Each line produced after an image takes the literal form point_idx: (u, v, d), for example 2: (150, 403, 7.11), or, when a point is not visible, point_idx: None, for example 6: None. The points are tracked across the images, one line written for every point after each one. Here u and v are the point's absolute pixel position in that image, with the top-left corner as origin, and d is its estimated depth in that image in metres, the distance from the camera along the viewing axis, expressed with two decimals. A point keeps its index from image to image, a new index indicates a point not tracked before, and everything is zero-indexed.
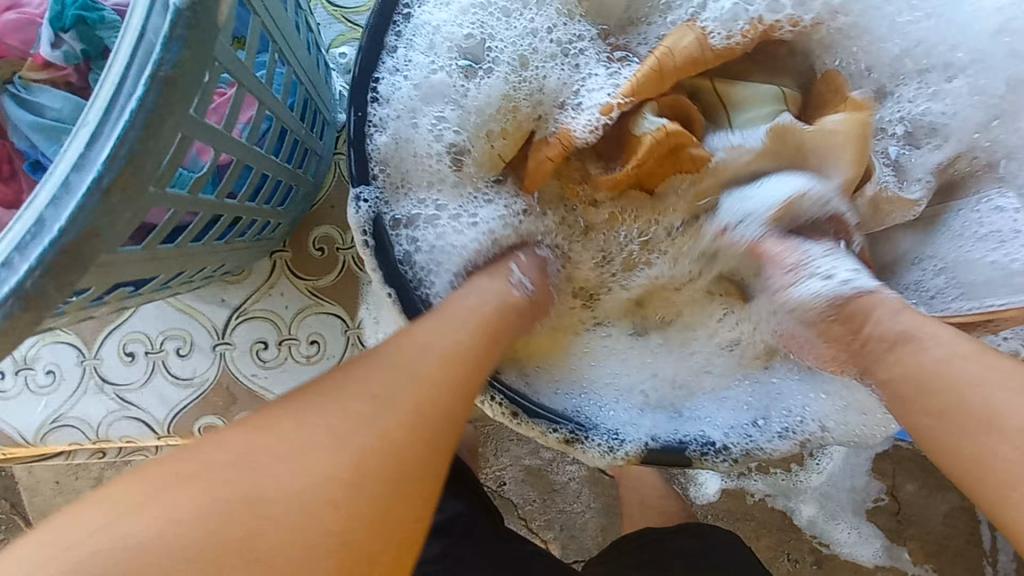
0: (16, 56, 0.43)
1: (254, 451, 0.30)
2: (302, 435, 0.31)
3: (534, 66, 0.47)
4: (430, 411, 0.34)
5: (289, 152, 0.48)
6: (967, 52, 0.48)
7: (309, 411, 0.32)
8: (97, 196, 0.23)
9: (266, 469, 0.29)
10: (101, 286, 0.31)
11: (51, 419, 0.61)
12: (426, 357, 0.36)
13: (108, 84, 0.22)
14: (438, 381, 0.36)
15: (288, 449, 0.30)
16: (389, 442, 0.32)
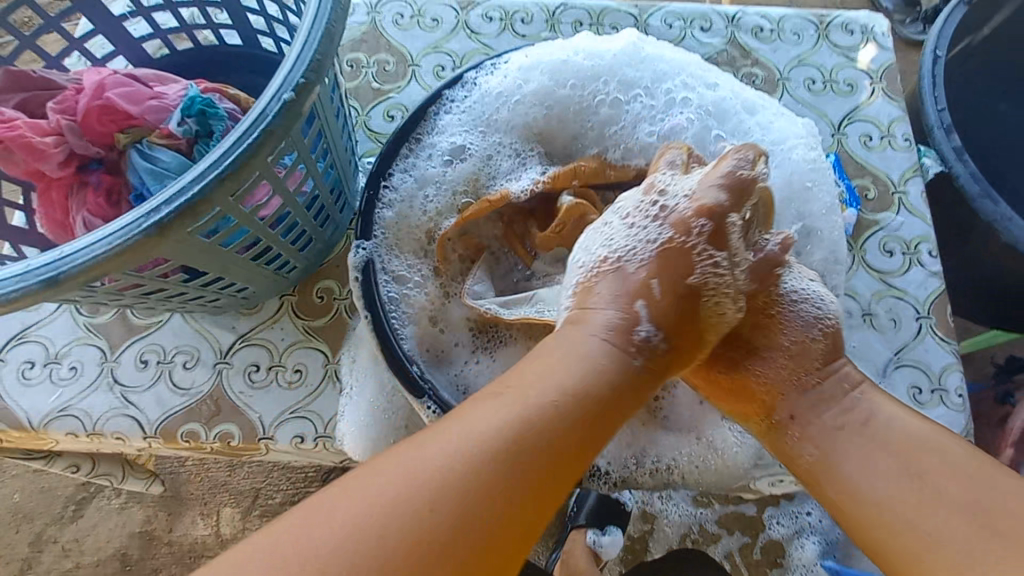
0: (149, 126, 0.63)
1: (393, 489, 0.36)
2: (410, 486, 0.36)
3: (494, 163, 0.66)
4: (546, 441, 0.40)
5: (316, 213, 0.65)
6: (787, 205, 0.64)
7: (427, 456, 0.38)
8: (215, 182, 0.37)
9: (401, 503, 0.36)
10: (176, 257, 0.46)
11: (58, 408, 0.71)
12: (547, 415, 0.41)
13: (240, 128, 0.38)
14: (552, 426, 0.41)
15: (418, 484, 0.36)
16: (531, 479, 0.38)
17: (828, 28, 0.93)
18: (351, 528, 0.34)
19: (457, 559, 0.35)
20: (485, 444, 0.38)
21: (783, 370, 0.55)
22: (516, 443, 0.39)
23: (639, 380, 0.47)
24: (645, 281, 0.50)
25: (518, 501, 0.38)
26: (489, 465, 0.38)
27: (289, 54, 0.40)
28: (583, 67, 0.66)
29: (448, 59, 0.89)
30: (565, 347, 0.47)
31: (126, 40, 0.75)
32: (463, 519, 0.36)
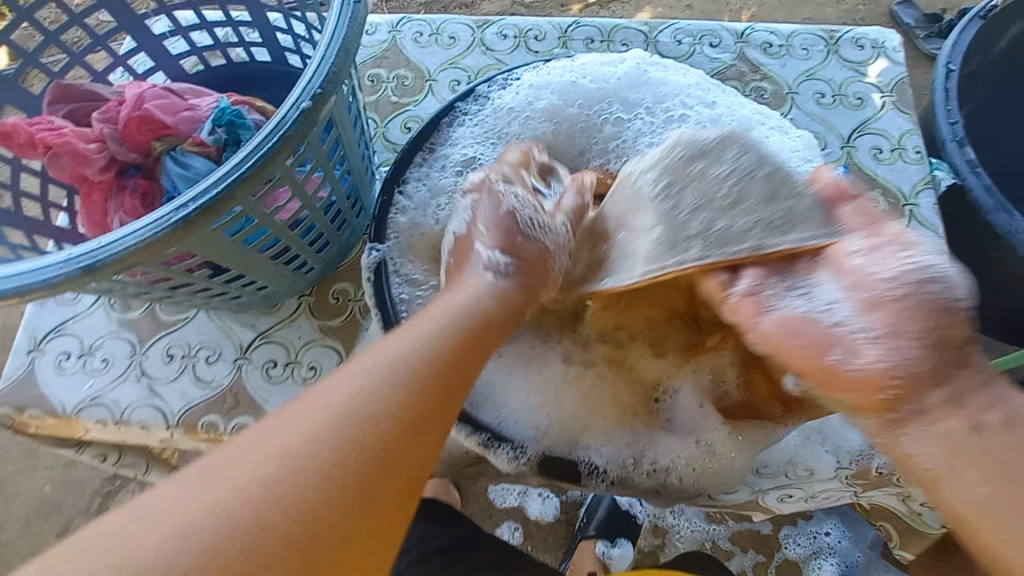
0: (183, 135, 0.67)
1: (248, 475, 0.33)
2: (282, 464, 0.34)
3: None
4: (368, 429, 0.37)
5: (333, 217, 0.69)
6: None
7: (266, 440, 0.35)
8: (237, 182, 0.41)
9: (275, 484, 0.33)
10: (199, 251, 0.49)
11: (90, 397, 0.75)
12: (379, 403, 0.38)
13: (261, 133, 0.42)
14: (298, 432, 0.35)
15: (280, 468, 0.34)
16: (367, 460, 0.36)
17: (838, 43, 0.94)
18: (251, 471, 0.33)
19: (369, 477, 0.35)
20: (306, 434, 0.35)
21: (791, 350, 0.57)
22: (402, 370, 0.41)
23: (504, 295, 0.51)
24: (490, 228, 0.54)
25: (414, 424, 0.39)
26: (363, 414, 0.37)
27: (308, 66, 0.43)
28: (589, 88, 0.69)
29: (464, 74, 0.93)
30: (455, 292, 0.51)
31: (164, 56, 0.81)
32: (370, 444, 0.36)
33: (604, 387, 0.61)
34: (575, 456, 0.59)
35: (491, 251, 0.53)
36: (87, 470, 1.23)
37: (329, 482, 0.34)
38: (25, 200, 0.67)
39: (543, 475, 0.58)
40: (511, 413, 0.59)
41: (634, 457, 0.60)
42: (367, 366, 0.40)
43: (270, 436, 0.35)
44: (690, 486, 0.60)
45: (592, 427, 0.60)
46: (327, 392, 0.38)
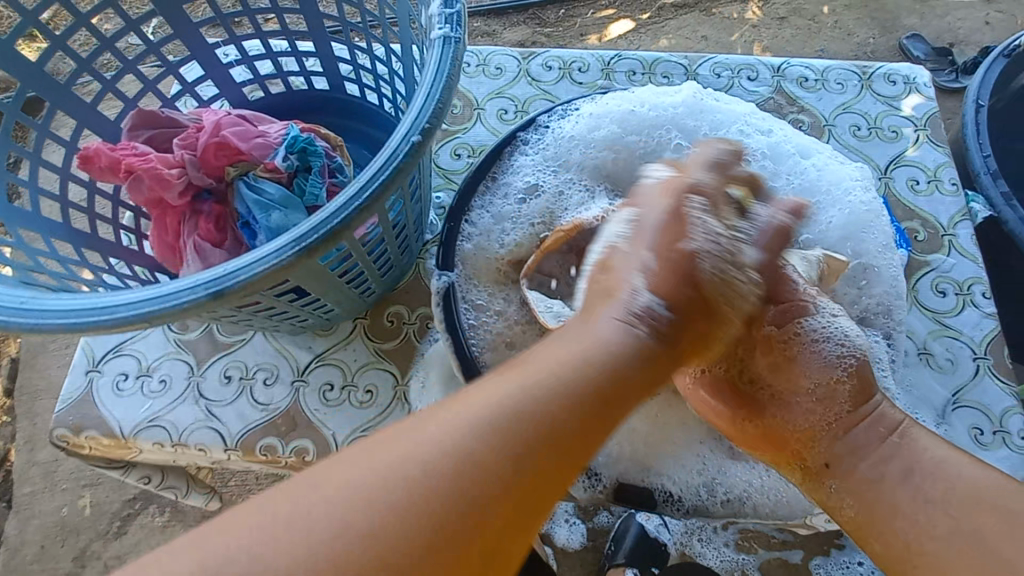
0: (254, 162, 0.69)
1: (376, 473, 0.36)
2: (401, 477, 0.36)
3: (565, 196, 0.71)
4: (467, 464, 0.37)
5: (400, 241, 0.71)
6: (841, 243, 0.67)
7: (417, 447, 0.37)
8: (353, 214, 0.42)
9: (399, 507, 0.35)
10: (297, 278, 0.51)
11: (148, 418, 0.76)
12: (501, 446, 0.38)
13: (374, 167, 0.43)
14: (489, 475, 0.37)
15: (401, 482, 0.35)
16: (484, 502, 0.36)
17: (871, 78, 0.98)
18: (368, 482, 0.35)
19: (457, 527, 0.35)
20: (444, 461, 0.36)
21: (812, 417, 0.55)
22: (506, 420, 0.39)
23: (640, 348, 0.46)
24: (652, 265, 0.50)
25: (517, 480, 0.37)
26: (467, 452, 0.37)
27: (417, 101, 0.45)
28: (647, 115, 0.71)
29: (510, 103, 0.96)
30: (579, 335, 0.46)
31: (228, 84, 0.84)
32: (505, 466, 0.37)
33: (673, 415, 0.61)
34: (645, 485, 0.59)
35: (655, 294, 0.48)
36: (111, 494, 1.22)
37: (441, 513, 0.35)
38: (98, 221, 0.68)
39: (613, 501, 0.59)
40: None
41: (706, 486, 0.59)
42: (526, 403, 0.40)
43: (366, 474, 0.36)
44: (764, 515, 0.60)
45: (660, 452, 0.59)
46: (493, 399, 0.40)
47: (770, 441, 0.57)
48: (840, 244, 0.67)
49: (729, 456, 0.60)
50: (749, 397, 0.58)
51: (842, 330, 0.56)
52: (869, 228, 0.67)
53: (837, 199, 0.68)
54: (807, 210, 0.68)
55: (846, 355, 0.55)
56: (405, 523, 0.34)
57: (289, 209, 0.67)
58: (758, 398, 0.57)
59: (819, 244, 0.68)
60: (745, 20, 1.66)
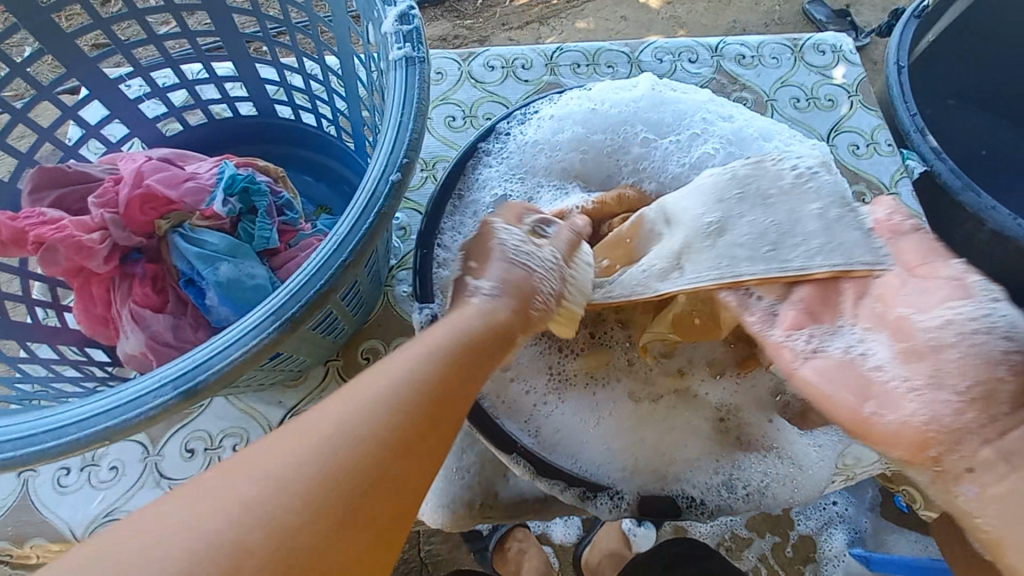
0: (188, 210, 0.61)
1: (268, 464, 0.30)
2: (285, 470, 0.30)
3: (538, 203, 0.67)
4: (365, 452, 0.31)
5: (372, 276, 0.65)
6: None
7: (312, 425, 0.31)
8: (339, 272, 0.37)
9: (274, 504, 0.29)
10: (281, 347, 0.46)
11: (103, 513, 0.67)
12: (382, 424, 0.32)
13: (354, 214, 0.39)
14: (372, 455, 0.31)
15: (285, 470, 0.30)
16: (359, 494, 0.30)
17: (802, 50, 1.01)
18: (273, 471, 0.29)
19: (327, 512, 0.29)
20: (326, 446, 0.31)
21: (964, 417, 0.38)
22: (388, 394, 0.34)
23: (488, 323, 0.41)
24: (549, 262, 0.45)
25: (392, 464, 0.32)
26: (349, 431, 0.31)
27: (390, 134, 0.41)
28: (610, 112, 0.69)
29: (458, 109, 0.91)
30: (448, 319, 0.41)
31: (140, 122, 0.75)
32: (396, 408, 0.33)
33: (678, 419, 0.61)
34: (669, 494, 0.58)
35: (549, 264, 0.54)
36: None
37: (315, 506, 0.29)
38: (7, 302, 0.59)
39: (638, 516, 0.58)
40: (598, 463, 0.59)
41: (725, 484, 0.59)
42: (373, 375, 0.35)
43: (228, 479, 0.29)
44: (784, 501, 0.61)
45: (673, 457, 0.60)
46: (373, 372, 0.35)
47: (895, 442, 0.41)
48: None
49: (742, 451, 0.61)
50: (872, 383, 0.42)
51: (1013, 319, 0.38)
52: None
53: None
54: None
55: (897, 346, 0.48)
56: (272, 506, 0.28)
57: (238, 259, 0.60)
58: (885, 390, 0.42)
59: None
60: None
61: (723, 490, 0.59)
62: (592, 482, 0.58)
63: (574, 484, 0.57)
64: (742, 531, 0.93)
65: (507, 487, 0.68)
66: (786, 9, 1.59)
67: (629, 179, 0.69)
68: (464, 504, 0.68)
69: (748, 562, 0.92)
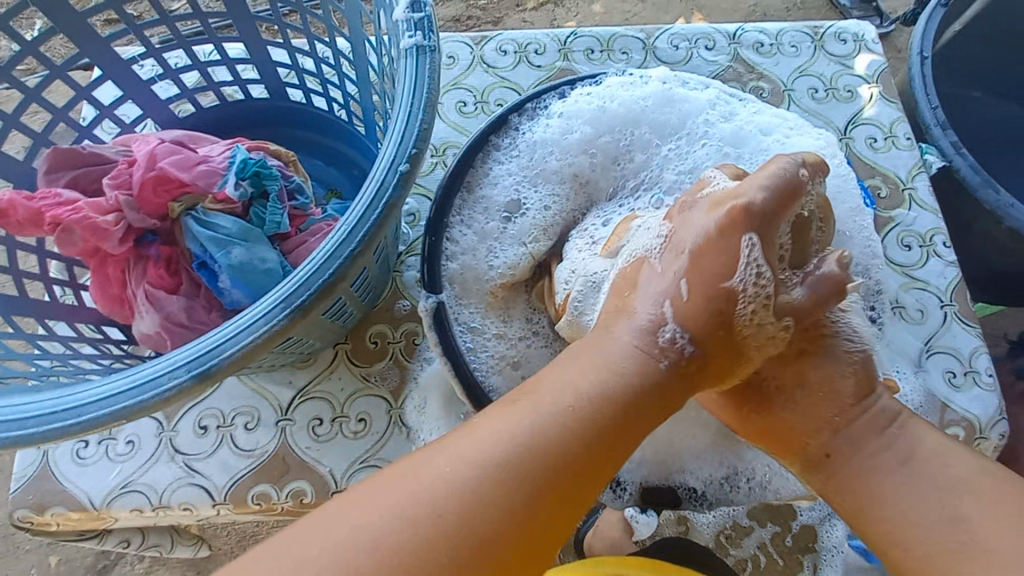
0: (200, 193, 0.62)
1: (435, 501, 0.35)
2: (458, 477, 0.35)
3: (555, 210, 0.67)
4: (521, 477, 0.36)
5: (381, 263, 0.66)
6: None
7: (481, 440, 0.37)
8: (347, 263, 0.38)
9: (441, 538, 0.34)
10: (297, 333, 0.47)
11: (120, 485, 0.69)
12: (527, 452, 0.36)
13: (362, 205, 0.39)
14: (495, 497, 0.35)
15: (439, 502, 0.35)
16: (516, 526, 0.35)
17: (823, 39, 0.99)
18: (436, 491, 0.35)
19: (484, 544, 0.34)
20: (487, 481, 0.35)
21: (821, 413, 0.47)
22: (536, 434, 0.37)
23: (660, 385, 0.41)
24: (685, 297, 0.42)
25: (532, 502, 0.35)
26: (512, 461, 0.36)
27: (398, 125, 0.41)
28: (618, 111, 0.68)
29: (469, 95, 0.90)
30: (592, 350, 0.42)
31: (153, 102, 0.75)
32: (518, 482, 0.35)
33: (691, 410, 0.62)
34: (677, 485, 0.59)
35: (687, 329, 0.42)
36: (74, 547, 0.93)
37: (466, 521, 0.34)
38: (25, 280, 0.60)
39: (642, 506, 0.59)
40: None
41: (731, 478, 0.60)
42: (542, 393, 0.39)
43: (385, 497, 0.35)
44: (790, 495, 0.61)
45: (675, 447, 0.61)
46: (539, 400, 0.38)
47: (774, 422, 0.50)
48: None
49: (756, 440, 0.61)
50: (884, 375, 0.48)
51: (852, 326, 0.49)
52: (844, 194, 0.67)
53: (810, 168, 0.67)
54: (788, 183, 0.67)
55: (857, 353, 0.48)
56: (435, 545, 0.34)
57: (249, 242, 0.61)
58: (764, 388, 0.51)
59: None
60: None
61: (729, 483, 0.60)
62: None
63: None
64: (743, 520, 0.94)
65: None
66: None
67: (639, 182, 0.68)
68: None
69: (747, 549, 0.93)
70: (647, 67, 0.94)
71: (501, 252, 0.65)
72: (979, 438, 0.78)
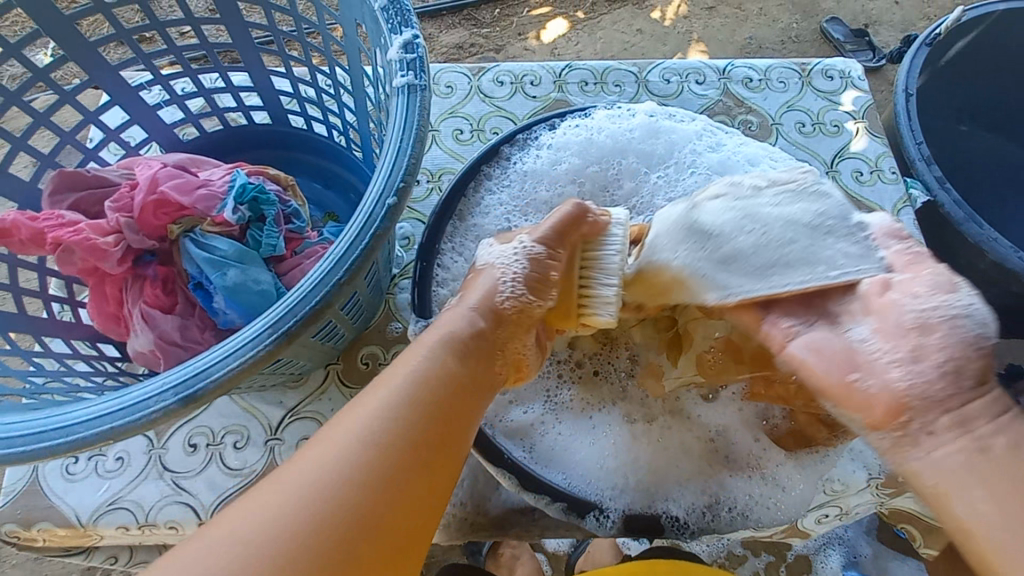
0: (200, 215, 0.64)
1: (317, 485, 0.36)
2: (336, 458, 0.37)
3: None
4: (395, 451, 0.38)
5: (373, 285, 0.67)
6: None
7: (355, 428, 0.39)
8: (334, 290, 0.39)
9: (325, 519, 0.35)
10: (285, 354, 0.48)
11: (107, 502, 0.70)
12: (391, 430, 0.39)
13: (350, 234, 0.41)
14: (361, 471, 0.37)
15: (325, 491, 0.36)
16: (392, 495, 0.37)
17: (810, 75, 1.02)
18: (312, 477, 0.36)
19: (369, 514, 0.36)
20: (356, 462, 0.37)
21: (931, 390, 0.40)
22: (399, 406, 0.40)
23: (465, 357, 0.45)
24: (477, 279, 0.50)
25: (402, 471, 0.38)
26: (378, 443, 0.38)
27: (388, 157, 0.43)
28: (605, 142, 0.71)
29: (466, 123, 0.93)
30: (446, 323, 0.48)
31: (159, 127, 0.78)
32: (390, 460, 0.38)
33: (672, 438, 0.62)
34: (659, 512, 0.60)
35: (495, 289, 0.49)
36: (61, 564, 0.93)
37: (337, 499, 0.35)
38: (26, 298, 0.62)
39: (624, 534, 0.59)
40: (591, 478, 0.60)
41: (711, 505, 0.61)
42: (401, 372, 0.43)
43: (259, 497, 0.35)
44: (771, 523, 0.62)
45: (657, 475, 0.61)
46: (403, 378, 0.42)
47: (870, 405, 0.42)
48: None
49: (738, 467, 0.62)
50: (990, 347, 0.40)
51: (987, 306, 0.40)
52: None
53: None
54: None
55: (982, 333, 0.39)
56: (314, 524, 0.34)
57: (245, 264, 0.63)
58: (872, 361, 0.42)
59: None
60: (671, 13, 1.59)
61: (710, 511, 0.60)
62: (588, 499, 0.59)
63: (558, 499, 0.58)
64: (737, 549, 0.93)
65: (494, 501, 0.70)
66: (803, 27, 1.57)
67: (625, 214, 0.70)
68: (455, 518, 0.69)
69: None
70: (638, 100, 0.97)
71: None
72: None
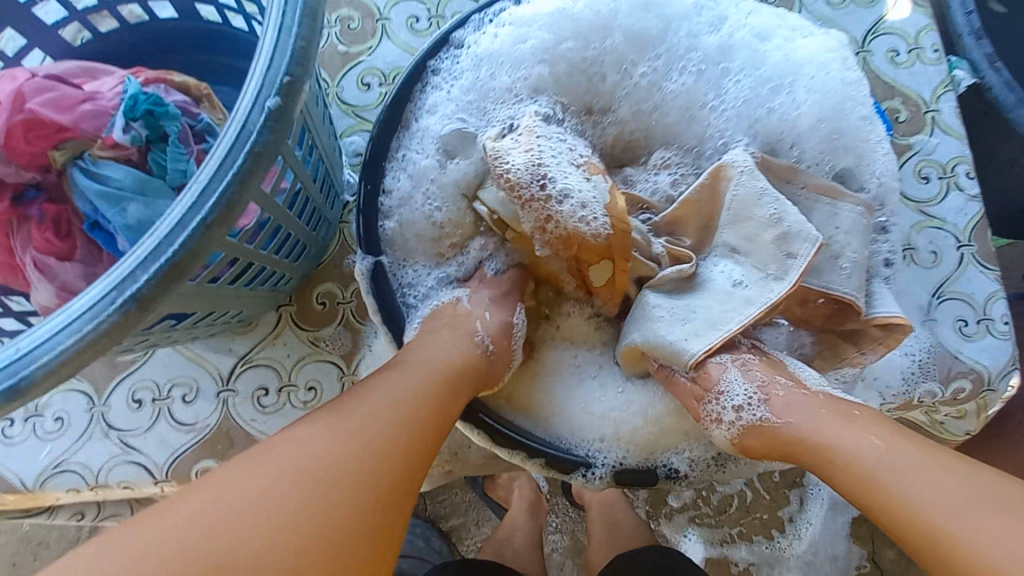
0: (87, 138, 0.52)
1: (288, 471, 0.35)
2: (322, 455, 0.36)
3: None
4: (384, 451, 0.38)
5: (308, 216, 0.56)
6: (821, 127, 0.56)
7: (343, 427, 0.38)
8: (201, 233, 0.30)
9: (315, 499, 0.34)
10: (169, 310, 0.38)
11: (52, 465, 0.65)
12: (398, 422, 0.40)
13: (217, 154, 0.30)
14: (346, 460, 0.36)
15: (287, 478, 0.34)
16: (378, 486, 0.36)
17: None
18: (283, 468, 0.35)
19: (357, 492, 0.35)
20: (339, 454, 0.36)
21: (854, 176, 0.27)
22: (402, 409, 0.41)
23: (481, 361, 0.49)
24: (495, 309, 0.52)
25: (393, 462, 0.38)
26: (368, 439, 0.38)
27: (263, 45, 0.32)
28: (584, 15, 0.56)
29: (422, 8, 0.76)
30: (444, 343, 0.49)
31: None
32: (378, 454, 0.38)
33: None
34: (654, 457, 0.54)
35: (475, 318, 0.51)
36: None
37: (324, 486, 0.35)
38: None
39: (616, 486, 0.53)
40: (577, 428, 0.54)
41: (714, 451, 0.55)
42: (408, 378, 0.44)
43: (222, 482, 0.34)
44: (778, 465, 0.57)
45: (658, 428, 0.54)
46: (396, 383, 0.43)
47: None
48: (833, 137, 0.56)
49: None
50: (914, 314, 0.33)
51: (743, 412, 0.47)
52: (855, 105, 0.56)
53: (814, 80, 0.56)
54: (793, 97, 0.56)
55: None
56: (306, 503, 0.34)
57: (148, 197, 0.51)
58: None
59: (811, 141, 0.56)
60: None
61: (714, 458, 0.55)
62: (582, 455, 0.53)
63: (539, 454, 0.52)
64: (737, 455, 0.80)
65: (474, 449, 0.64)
66: None
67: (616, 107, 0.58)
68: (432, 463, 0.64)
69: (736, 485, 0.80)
70: None
71: (445, 201, 0.56)
72: (987, 389, 0.71)
